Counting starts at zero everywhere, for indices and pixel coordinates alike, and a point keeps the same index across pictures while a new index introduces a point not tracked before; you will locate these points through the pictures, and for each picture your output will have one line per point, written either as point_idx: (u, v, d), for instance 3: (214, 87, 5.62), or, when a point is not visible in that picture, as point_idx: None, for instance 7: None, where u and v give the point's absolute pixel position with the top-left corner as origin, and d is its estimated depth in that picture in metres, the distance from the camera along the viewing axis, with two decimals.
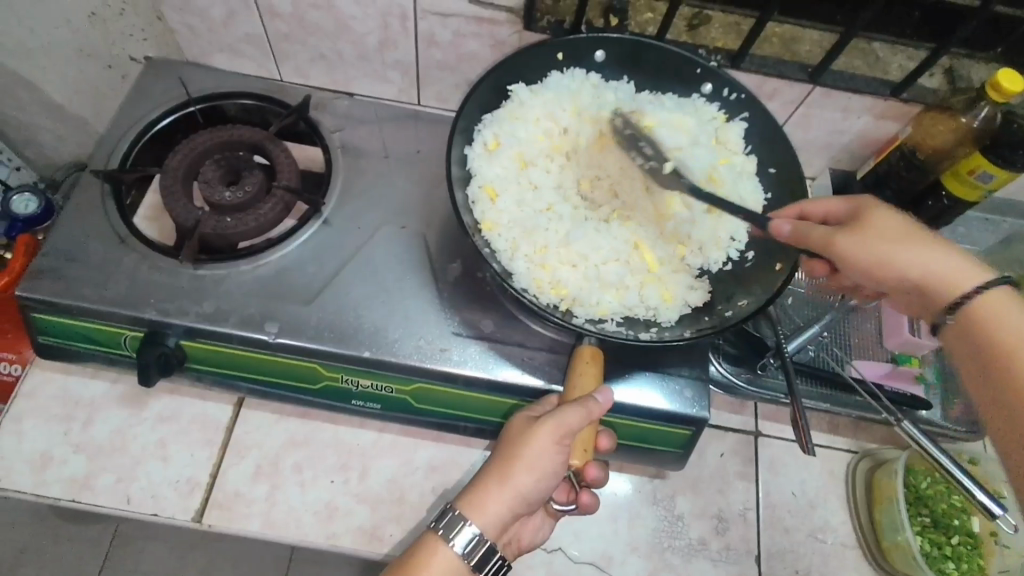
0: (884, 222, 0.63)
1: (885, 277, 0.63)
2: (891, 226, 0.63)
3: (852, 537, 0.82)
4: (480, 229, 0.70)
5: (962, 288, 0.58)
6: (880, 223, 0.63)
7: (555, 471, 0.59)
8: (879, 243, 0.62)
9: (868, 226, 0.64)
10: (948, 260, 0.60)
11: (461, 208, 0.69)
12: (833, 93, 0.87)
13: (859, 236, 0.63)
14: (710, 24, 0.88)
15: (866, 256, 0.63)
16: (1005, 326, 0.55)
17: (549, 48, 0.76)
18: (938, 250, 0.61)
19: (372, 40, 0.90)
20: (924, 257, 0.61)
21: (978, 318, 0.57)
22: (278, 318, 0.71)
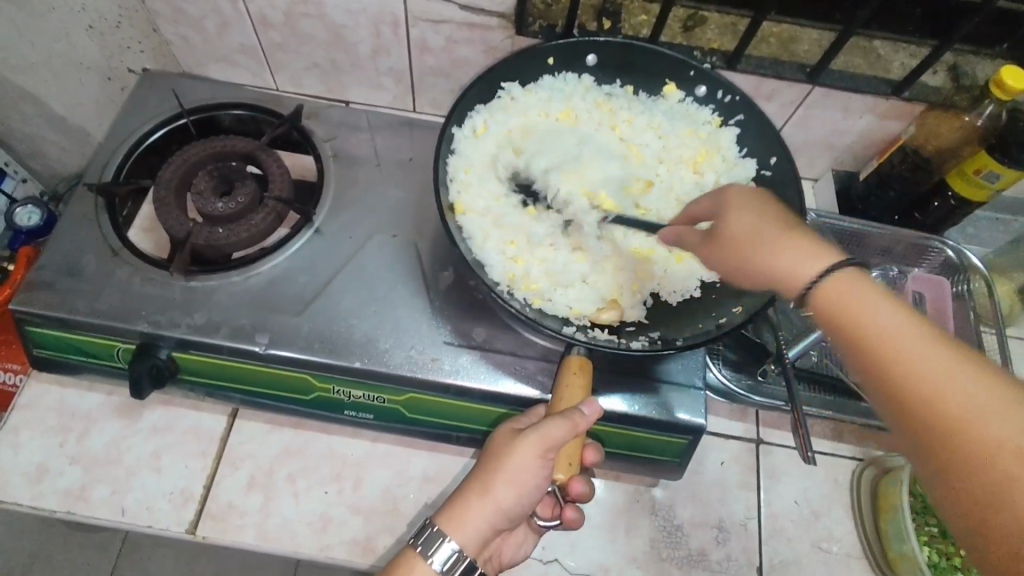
0: (739, 225, 0.57)
1: (747, 272, 0.56)
2: (747, 223, 0.57)
3: (856, 547, 0.80)
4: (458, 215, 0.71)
5: (805, 274, 0.53)
6: (738, 226, 0.57)
7: (537, 486, 0.58)
8: (758, 237, 0.56)
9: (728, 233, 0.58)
10: (790, 258, 0.54)
11: (442, 191, 0.70)
12: (832, 92, 0.86)
13: (718, 251, 0.59)
14: (706, 25, 0.86)
15: (740, 229, 0.57)
16: (872, 322, 0.49)
17: (540, 52, 0.75)
18: (781, 245, 0.54)
19: (365, 47, 0.90)
20: (781, 246, 0.54)
21: (830, 306, 0.51)
22: (269, 329, 0.71)
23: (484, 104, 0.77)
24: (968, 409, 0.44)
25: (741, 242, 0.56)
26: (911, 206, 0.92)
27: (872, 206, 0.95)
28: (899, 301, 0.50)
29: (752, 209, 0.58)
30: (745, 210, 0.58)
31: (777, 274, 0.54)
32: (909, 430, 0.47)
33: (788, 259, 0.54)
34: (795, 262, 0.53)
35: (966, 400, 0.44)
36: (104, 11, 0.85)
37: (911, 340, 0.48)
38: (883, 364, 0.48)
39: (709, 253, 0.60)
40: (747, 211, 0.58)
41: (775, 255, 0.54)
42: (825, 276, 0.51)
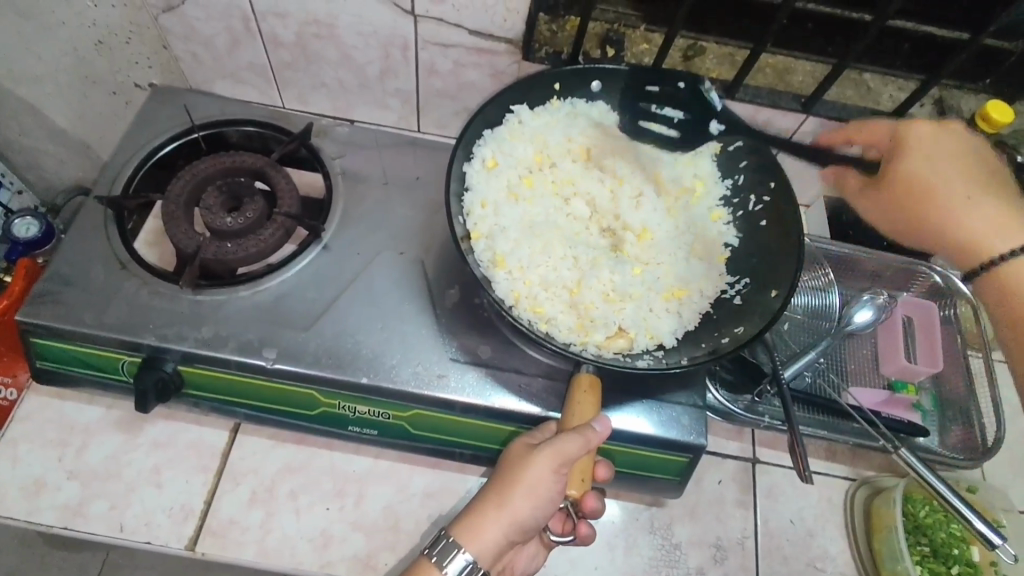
0: (924, 140, 0.68)
1: (918, 216, 0.68)
2: (950, 177, 0.67)
3: (850, 566, 0.82)
4: (468, 238, 0.72)
5: (996, 251, 0.65)
6: (934, 172, 0.67)
7: (552, 498, 0.59)
8: (942, 186, 0.67)
9: (908, 150, 0.69)
10: (974, 210, 0.66)
11: (454, 214, 0.71)
12: (827, 123, 0.89)
13: (884, 192, 0.70)
14: (706, 55, 0.89)
15: (912, 168, 0.68)
16: None
17: (548, 77, 0.79)
18: (977, 198, 0.66)
19: (373, 68, 0.92)
20: (968, 205, 0.66)
21: (1012, 279, 0.64)
22: (276, 344, 0.72)
23: (493, 123, 0.79)
24: None
25: (922, 181, 0.67)
26: None
27: (863, 233, 1.00)
28: None
29: (963, 178, 0.67)
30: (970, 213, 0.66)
31: (950, 230, 0.67)
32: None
33: (972, 223, 0.66)
34: (984, 225, 0.66)
35: None
36: (114, 26, 0.86)
37: None
38: None
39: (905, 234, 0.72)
40: (954, 142, 0.68)
41: (966, 207, 0.66)
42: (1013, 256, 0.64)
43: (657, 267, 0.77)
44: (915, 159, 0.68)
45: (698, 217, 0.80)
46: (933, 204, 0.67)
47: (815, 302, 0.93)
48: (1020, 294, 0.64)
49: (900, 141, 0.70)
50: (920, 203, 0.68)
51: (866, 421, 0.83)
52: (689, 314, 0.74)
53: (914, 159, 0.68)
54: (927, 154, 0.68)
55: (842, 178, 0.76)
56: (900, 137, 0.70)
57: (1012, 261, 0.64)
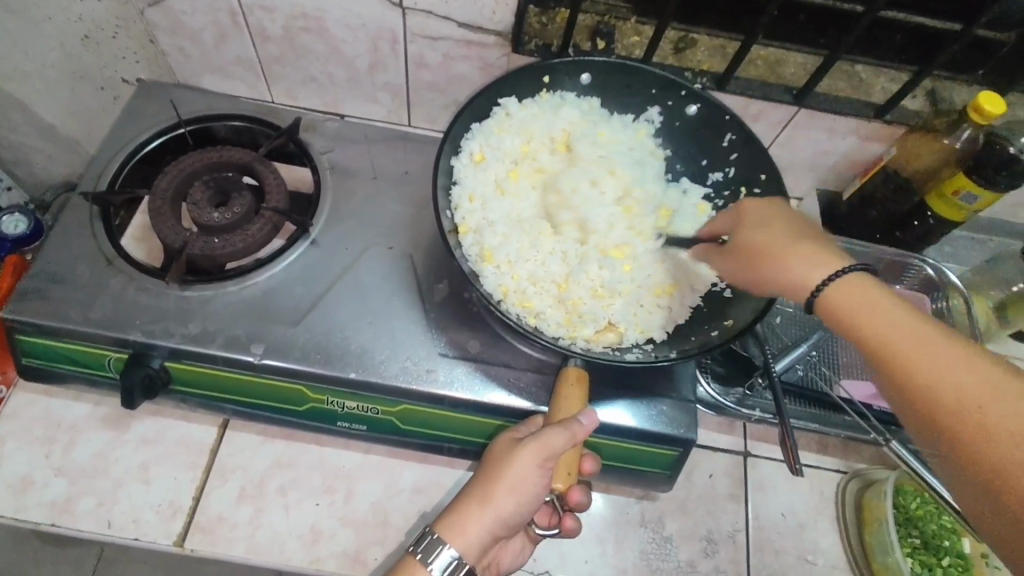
0: (761, 211, 0.63)
1: (762, 277, 0.60)
2: (774, 233, 0.60)
3: (842, 559, 0.82)
4: (456, 231, 0.72)
5: (814, 279, 0.56)
6: (754, 234, 0.61)
7: (536, 494, 0.59)
8: (769, 243, 0.60)
9: (743, 234, 0.62)
10: (797, 265, 0.57)
11: (442, 208, 0.71)
12: (818, 114, 0.89)
13: (736, 258, 0.63)
14: (697, 47, 0.89)
15: (754, 230, 0.62)
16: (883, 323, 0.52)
17: (536, 70, 0.78)
18: (791, 253, 0.58)
19: (362, 62, 0.91)
20: (800, 250, 0.58)
21: (844, 311, 0.54)
22: (264, 340, 0.71)
23: (481, 116, 0.78)
24: (965, 394, 0.48)
25: (762, 246, 0.60)
26: (895, 225, 0.95)
27: (855, 225, 0.97)
28: (952, 336, 0.50)
29: (777, 230, 0.61)
30: (804, 260, 0.57)
31: (788, 283, 0.58)
32: (930, 425, 0.49)
33: (799, 265, 0.57)
34: (805, 264, 0.57)
35: (953, 383, 0.48)
36: (100, 20, 0.84)
37: (982, 388, 0.47)
38: (936, 415, 0.48)
39: (724, 263, 0.65)
40: (771, 219, 0.62)
41: (796, 255, 0.58)
42: (834, 278, 0.55)
43: (646, 260, 0.77)
44: (766, 216, 0.62)
45: (688, 209, 0.80)
46: (778, 258, 0.59)
47: None
48: (877, 326, 0.52)
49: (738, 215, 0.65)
50: (763, 258, 0.60)
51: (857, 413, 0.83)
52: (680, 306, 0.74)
53: (765, 214, 0.63)
54: (750, 219, 0.63)
55: (710, 251, 0.68)
56: (742, 207, 0.65)
57: (836, 289, 0.55)
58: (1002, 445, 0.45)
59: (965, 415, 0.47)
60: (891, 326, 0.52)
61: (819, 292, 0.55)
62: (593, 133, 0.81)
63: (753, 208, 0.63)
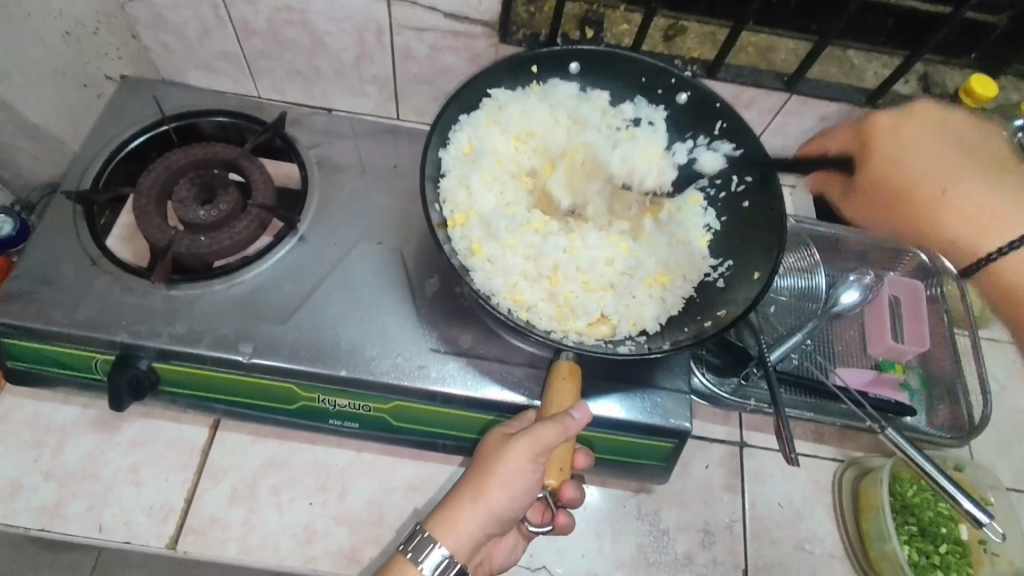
0: (888, 127, 0.67)
1: (902, 211, 0.66)
2: (933, 160, 0.65)
3: (839, 547, 0.82)
4: (445, 225, 0.71)
5: (969, 221, 0.63)
6: (909, 154, 0.66)
7: (529, 489, 0.58)
8: (948, 164, 0.65)
9: (874, 135, 0.68)
10: (973, 187, 0.64)
11: (431, 201, 0.70)
12: (810, 101, 0.88)
13: (876, 208, 0.68)
14: (686, 35, 0.88)
15: (906, 154, 0.65)
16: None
17: (524, 60, 0.78)
18: (971, 175, 0.64)
19: (348, 55, 0.90)
20: (971, 187, 0.64)
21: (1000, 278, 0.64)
22: (252, 338, 0.70)
23: (470, 107, 0.77)
24: None
25: (907, 177, 0.65)
26: None
27: None
28: None
29: (948, 149, 0.66)
30: (963, 193, 0.64)
31: (906, 182, 0.65)
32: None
33: (958, 209, 0.64)
34: (987, 198, 0.64)
35: None
36: (83, 16, 0.83)
37: None
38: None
39: (850, 206, 0.71)
40: (925, 124, 0.67)
41: (968, 183, 0.64)
42: (1013, 249, 0.62)
43: (637, 251, 0.76)
44: (878, 131, 0.67)
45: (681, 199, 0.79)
46: (946, 201, 0.64)
47: (801, 283, 0.92)
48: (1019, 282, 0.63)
49: (864, 130, 0.69)
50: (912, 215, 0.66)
51: (852, 401, 0.82)
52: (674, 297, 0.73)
53: (878, 133, 0.67)
54: (840, 144, 0.72)
55: (829, 182, 0.74)
56: (867, 128, 0.68)
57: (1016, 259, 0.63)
58: None
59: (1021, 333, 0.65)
60: (997, 155, 0.67)
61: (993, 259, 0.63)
62: (582, 124, 0.81)
63: (920, 119, 0.67)
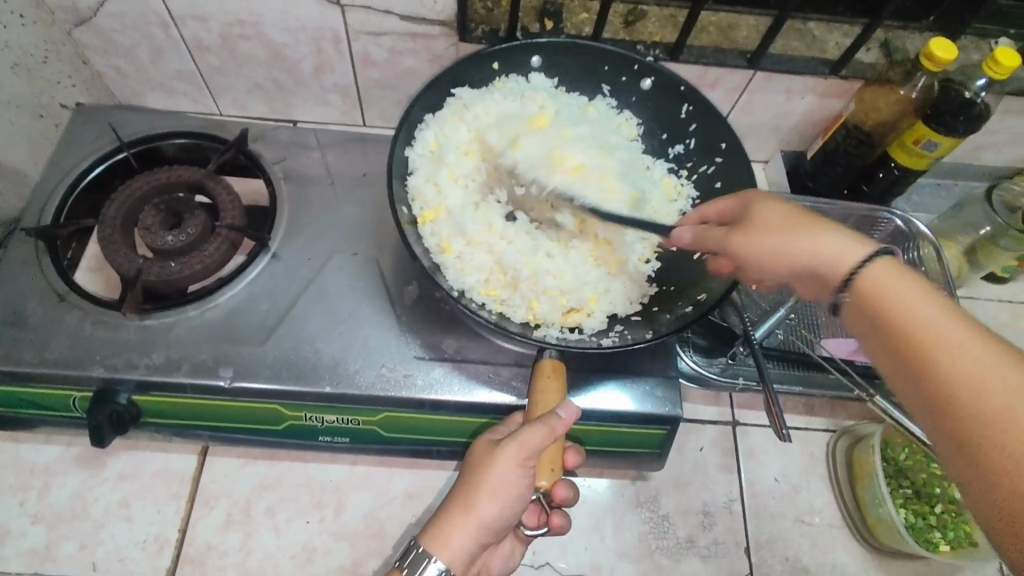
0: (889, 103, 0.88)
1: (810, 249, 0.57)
2: (778, 216, 0.55)
3: (838, 517, 0.82)
4: (415, 224, 0.70)
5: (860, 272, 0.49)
6: (767, 216, 0.55)
7: (520, 495, 0.58)
8: None
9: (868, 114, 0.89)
10: (826, 244, 0.51)
11: (398, 201, 0.69)
12: (774, 76, 0.88)
13: (749, 239, 0.56)
14: (647, 19, 0.87)
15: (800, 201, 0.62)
16: (896, 300, 0.46)
17: (485, 56, 0.77)
18: (822, 233, 0.51)
19: (307, 65, 0.88)
20: (798, 241, 0.52)
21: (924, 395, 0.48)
22: (232, 362, 0.69)
23: (435, 106, 0.77)
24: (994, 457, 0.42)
25: None
26: (859, 179, 0.96)
27: (821, 181, 0.98)
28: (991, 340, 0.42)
29: None
30: None
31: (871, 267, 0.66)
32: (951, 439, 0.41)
33: (813, 238, 0.51)
34: (830, 248, 0.51)
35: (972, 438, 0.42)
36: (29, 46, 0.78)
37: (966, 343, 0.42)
38: None
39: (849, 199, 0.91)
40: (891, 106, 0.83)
41: (795, 235, 0.53)
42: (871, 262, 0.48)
43: (616, 240, 0.75)
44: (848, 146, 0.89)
45: (652, 183, 0.79)
46: None
47: None
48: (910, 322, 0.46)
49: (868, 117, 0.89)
50: (774, 257, 0.54)
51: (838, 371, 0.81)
52: (646, 280, 0.74)
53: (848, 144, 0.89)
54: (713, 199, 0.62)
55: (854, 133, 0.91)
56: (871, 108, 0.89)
57: (875, 267, 0.48)
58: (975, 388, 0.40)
59: (961, 383, 0.41)
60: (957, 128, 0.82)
61: (856, 268, 0.49)
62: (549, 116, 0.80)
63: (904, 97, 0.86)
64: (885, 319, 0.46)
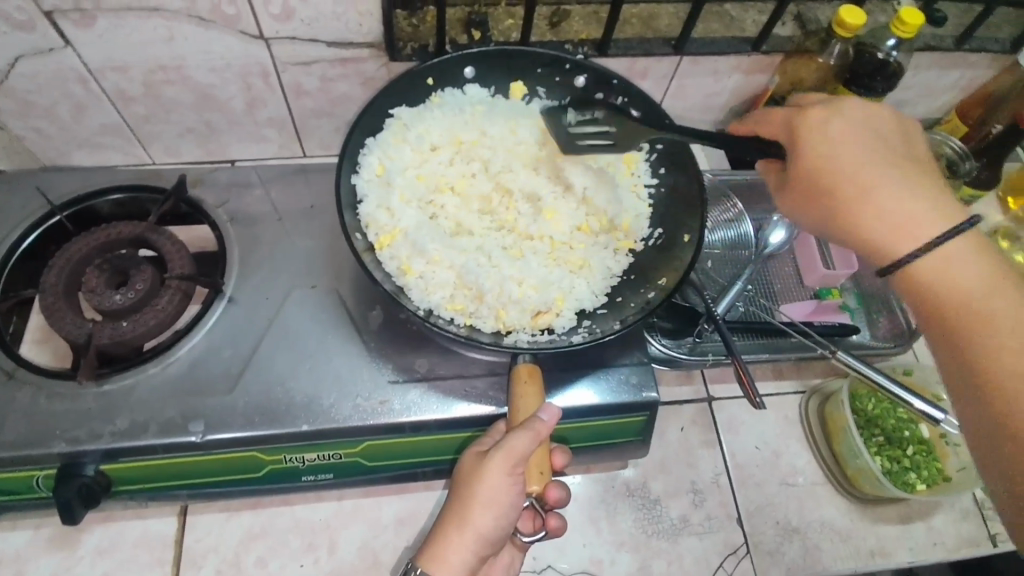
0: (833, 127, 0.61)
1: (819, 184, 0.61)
2: (852, 141, 0.60)
3: (819, 474, 0.85)
4: (373, 250, 0.70)
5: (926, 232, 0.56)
6: (842, 136, 0.60)
7: (511, 503, 0.58)
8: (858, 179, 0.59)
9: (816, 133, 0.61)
10: (908, 203, 0.57)
11: (352, 230, 0.69)
12: (700, 59, 0.91)
13: (813, 158, 0.61)
14: (571, 18, 0.90)
15: (815, 152, 0.61)
16: (950, 271, 0.55)
17: (418, 73, 0.77)
18: (914, 189, 0.57)
19: (238, 102, 0.86)
20: (905, 199, 0.57)
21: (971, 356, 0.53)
22: (202, 415, 0.67)
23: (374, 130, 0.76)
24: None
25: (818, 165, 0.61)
26: None
27: None
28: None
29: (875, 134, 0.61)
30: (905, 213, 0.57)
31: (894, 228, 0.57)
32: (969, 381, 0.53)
33: (887, 187, 0.58)
34: (900, 207, 0.57)
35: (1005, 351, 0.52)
36: None
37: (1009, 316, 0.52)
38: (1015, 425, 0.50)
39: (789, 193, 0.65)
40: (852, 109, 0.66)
41: (892, 193, 0.58)
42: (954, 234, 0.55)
43: (574, 237, 0.76)
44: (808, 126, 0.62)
45: (603, 173, 0.79)
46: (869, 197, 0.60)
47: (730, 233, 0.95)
48: (961, 293, 0.54)
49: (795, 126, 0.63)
50: (831, 177, 0.60)
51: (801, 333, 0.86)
52: (608, 274, 0.75)
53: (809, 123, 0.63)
54: (770, 120, 0.67)
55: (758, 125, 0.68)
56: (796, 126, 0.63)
57: (954, 245, 0.55)
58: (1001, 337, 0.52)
59: (992, 314, 0.53)
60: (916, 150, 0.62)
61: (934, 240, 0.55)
62: (490, 124, 0.80)
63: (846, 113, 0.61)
64: (940, 287, 0.55)
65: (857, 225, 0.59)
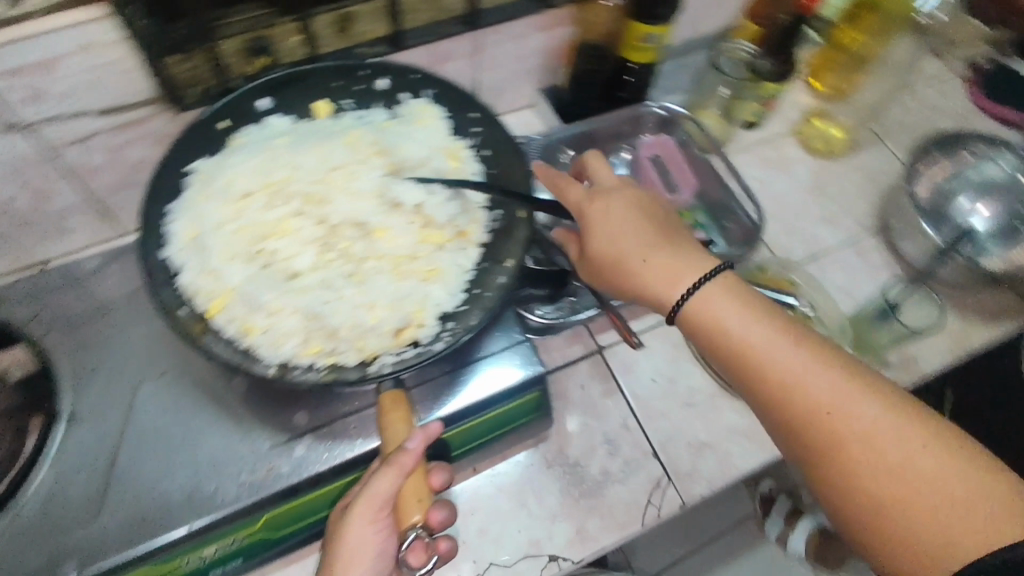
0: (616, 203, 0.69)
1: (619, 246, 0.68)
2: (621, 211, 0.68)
3: (714, 386, 0.90)
4: (205, 322, 0.65)
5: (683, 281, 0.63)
6: (612, 216, 0.68)
7: (380, 550, 0.59)
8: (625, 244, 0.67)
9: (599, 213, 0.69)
10: (681, 273, 0.64)
11: (174, 308, 0.64)
12: (498, 27, 0.90)
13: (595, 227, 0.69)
14: (356, 20, 0.81)
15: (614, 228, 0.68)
16: (723, 320, 0.60)
17: (205, 121, 0.72)
18: (681, 254, 0.65)
19: (18, 203, 0.76)
20: (661, 256, 0.65)
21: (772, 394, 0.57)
22: (73, 554, 0.61)
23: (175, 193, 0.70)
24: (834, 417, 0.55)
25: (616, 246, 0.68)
26: (612, 87, 1.04)
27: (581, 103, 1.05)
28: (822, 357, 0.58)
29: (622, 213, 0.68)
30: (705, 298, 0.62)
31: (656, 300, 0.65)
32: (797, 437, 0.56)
33: (662, 259, 0.65)
34: (663, 262, 0.65)
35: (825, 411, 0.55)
36: None
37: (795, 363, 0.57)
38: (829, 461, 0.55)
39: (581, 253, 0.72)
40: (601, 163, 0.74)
41: (659, 253, 0.65)
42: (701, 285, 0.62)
43: (418, 243, 0.75)
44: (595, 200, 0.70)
45: (431, 173, 0.78)
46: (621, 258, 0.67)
47: None
48: (760, 354, 0.58)
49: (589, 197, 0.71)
50: (635, 248, 0.66)
51: None
52: (461, 270, 0.73)
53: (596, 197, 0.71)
54: (604, 169, 0.74)
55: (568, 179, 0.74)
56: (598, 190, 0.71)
57: (709, 289, 0.62)
58: (795, 391, 0.56)
59: (796, 394, 0.56)
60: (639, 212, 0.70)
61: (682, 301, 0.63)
62: (300, 153, 0.77)
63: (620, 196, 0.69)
64: (713, 329, 0.61)
65: (636, 286, 0.66)
